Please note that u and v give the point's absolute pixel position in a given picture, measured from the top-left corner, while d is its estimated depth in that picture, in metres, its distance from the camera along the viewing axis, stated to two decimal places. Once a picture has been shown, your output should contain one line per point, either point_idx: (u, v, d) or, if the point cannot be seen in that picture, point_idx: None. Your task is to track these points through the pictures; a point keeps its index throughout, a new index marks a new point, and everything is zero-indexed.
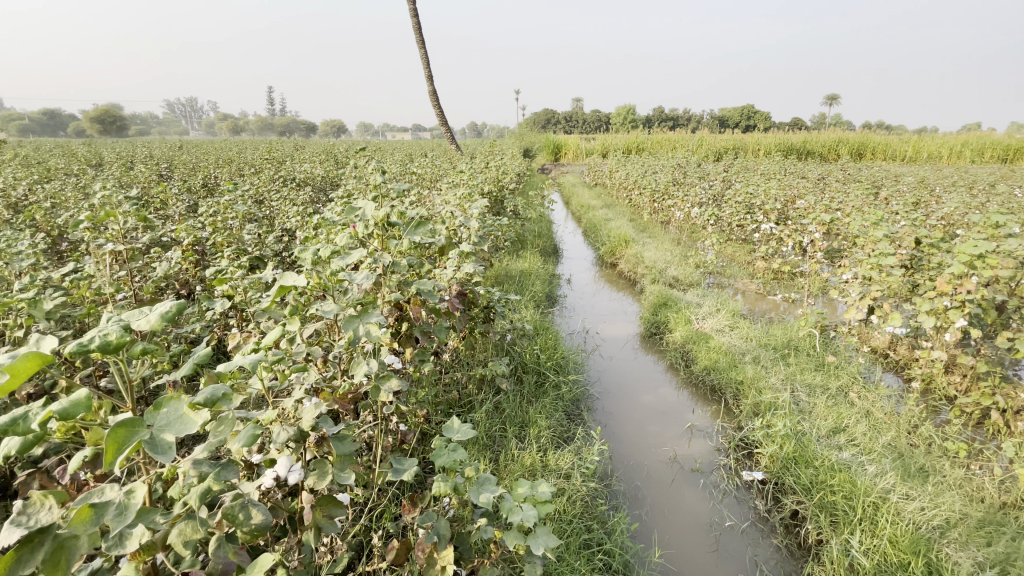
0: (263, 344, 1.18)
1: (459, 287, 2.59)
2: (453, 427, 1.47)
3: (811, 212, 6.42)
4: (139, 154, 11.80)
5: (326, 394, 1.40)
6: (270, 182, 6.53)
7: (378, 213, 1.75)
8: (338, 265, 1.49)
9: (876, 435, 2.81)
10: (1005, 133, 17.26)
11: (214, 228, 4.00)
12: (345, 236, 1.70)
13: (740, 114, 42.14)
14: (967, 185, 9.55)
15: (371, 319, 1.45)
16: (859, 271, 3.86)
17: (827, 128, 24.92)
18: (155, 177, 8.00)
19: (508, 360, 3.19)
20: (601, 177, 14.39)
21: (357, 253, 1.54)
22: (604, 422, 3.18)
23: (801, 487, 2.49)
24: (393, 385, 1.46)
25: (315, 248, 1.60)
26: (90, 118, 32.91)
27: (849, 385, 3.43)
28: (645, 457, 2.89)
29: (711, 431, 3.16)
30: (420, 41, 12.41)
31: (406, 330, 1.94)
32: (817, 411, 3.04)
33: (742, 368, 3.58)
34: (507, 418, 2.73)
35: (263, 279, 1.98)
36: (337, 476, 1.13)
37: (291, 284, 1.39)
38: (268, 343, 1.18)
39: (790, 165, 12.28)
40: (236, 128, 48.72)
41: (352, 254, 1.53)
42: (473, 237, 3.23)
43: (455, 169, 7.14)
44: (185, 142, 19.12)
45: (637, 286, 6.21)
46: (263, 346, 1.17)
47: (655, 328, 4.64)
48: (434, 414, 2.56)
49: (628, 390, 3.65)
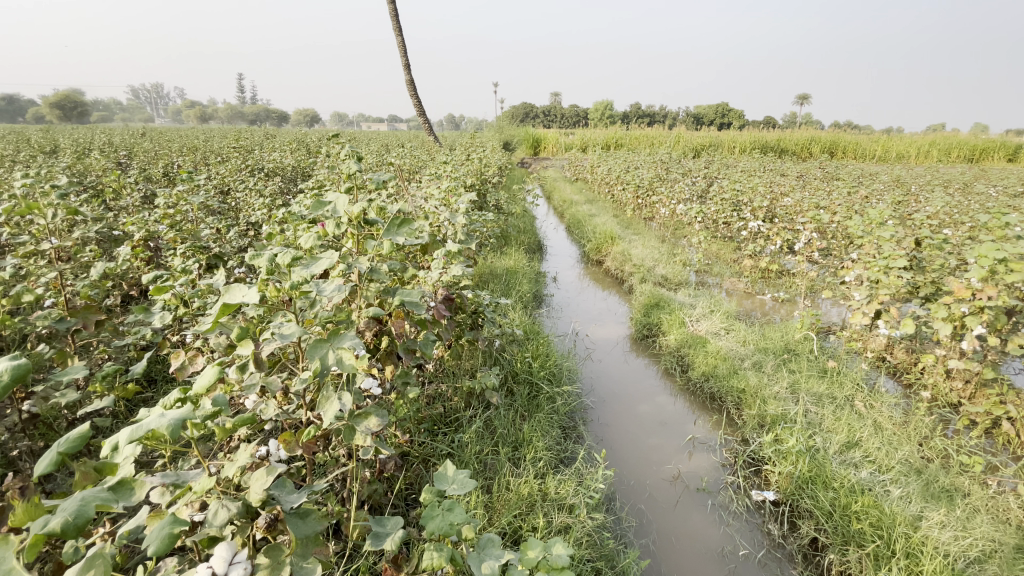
0: (193, 388, 0.86)
1: (446, 291, 2.31)
2: (448, 478, 1.21)
3: (799, 209, 6.31)
4: (94, 140, 11.06)
5: (287, 437, 1.19)
6: (235, 172, 6.07)
7: (354, 209, 1.44)
8: (301, 277, 1.18)
9: (891, 449, 2.64)
10: (969, 134, 17.73)
11: (168, 221, 3.59)
12: (312, 237, 1.39)
13: (716, 113, 43.03)
14: (942, 185, 9.69)
15: (343, 344, 1.15)
16: (862, 272, 3.71)
17: (800, 125, 25.26)
18: (108, 165, 7.41)
19: (498, 369, 2.91)
20: (581, 172, 14.17)
21: (326, 259, 1.24)
22: (601, 437, 2.93)
23: (821, 512, 2.31)
24: (370, 424, 1.19)
25: (272, 251, 1.29)
26: (47, 103, 31.21)
27: (854, 394, 3.26)
28: (646, 476, 2.65)
29: (715, 444, 2.95)
30: (397, 28, 11.98)
31: (387, 346, 1.65)
32: (826, 423, 2.85)
33: (743, 375, 3.38)
34: (499, 437, 2.46)
35: (214, 285, 1.65)
36: (297, 567, 0.86)
37: (238, 301, 1.09)
38: (203, 387, 0.87)
39: (769, 162, 12.32)
40: (204, 115, 46.80)
41: (319, 261, 1.23)
42: (460, 234, 2.94)
43: (435, 161, 6.80)
44: (145, 129, 18.06)
45: (625, 285, 5.99)
46: (194, 393, 0.86)
47: (647, 329, 4.42)
48: (418, 436, 2.28)
49: (624, 399, 3.41)
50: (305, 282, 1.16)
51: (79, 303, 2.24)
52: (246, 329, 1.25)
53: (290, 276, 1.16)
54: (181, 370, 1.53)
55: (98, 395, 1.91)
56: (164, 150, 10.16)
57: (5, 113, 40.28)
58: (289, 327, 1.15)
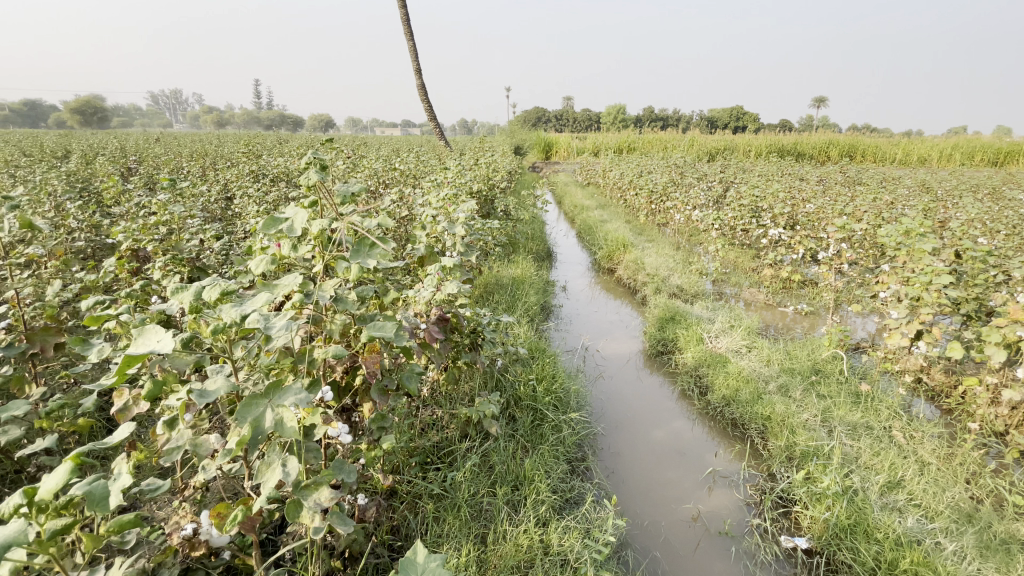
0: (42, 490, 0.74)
1: (439, 311, 2.08)
2: (416, 567, 0.97)
3: (822, 217, 5.99)
4: (105, 146, 11.03)
5: (219, 510, 0.98)
6: (238, 177, 5.92)
7: (316, 226, 1.21)
8: (233, 318, 0.94)
9: (938, 491, 2.34)
10: (993, 137, 17.11)
11: (156, 230, 3.41)
12: (264, 261, 1.16)
13: (730, 116, 42.54)
14: (970, 190, 9.23)
15: (283, 401, 0.92)
16: (898, 287, 3.41)
17: (817, 128, 24.73)
18: (115, 170, 7.35)
19: (499, 393, 2.67)
20: (593, 176, 13.89)
21: (265, 295, 1.00)
22: (611, 469, 2.68)
23: (861, 567, 2.04)
24: (321, 498, 0.97)
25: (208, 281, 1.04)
26: (68, 109, 31.77)
27: (890, 422, 2.97)
28: (661, 517, 2.39)
29: (738, 479, 2.66)
30: (408, 32, 11.87)
31: (360, 383, 1.42)
32: (863, 458, 2.57)
33: (768, 401, 3.10)
34: (497, 475, 2.21)
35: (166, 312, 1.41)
36: None
37: (145, 352, 0.86)
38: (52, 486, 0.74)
39: (785, 166, 11.94)
40: (221, 120, 47.32)
41: (261, 295, 1.00)
42: (459, 246, 2.72)
43: (442, 166, 6.61)
44: (159, 134, 18.21)
45: (638, 295, 5.72)
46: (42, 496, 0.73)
47: (661, 346, 4.15)
48: (405, 474, 2.04)
49: (636, 424, 3.15)
50: (241, 322, 0.93)
51: (40, 324, 2.05)
52: (168, 376, 1.02)
53: (220, 314, 0.93)
54: (124, 413, 1.18)
55: (50, 430, 1.71)
56: (175, 156, 10.16)
57: (30, 119, 41.16)
58: (215, 382, 0.92)
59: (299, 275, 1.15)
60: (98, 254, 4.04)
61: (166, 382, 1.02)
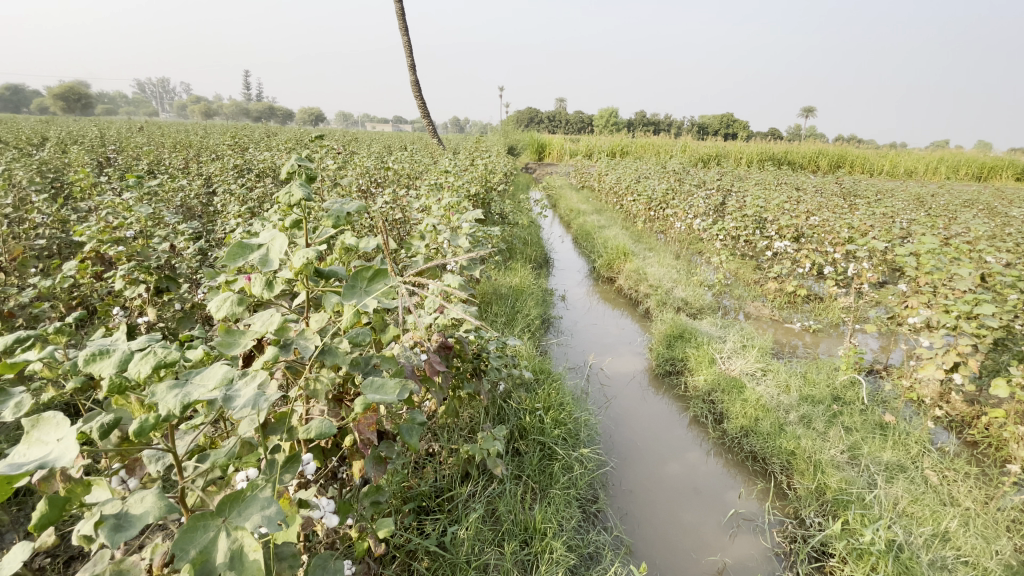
0: None
1: (441, 338, 1.80)
2: None
3: (829, 229, 5.79)
4: (83, 134, 10.52)
5: None
6: (218, 171, 5.54)
7: (299, 256, 0.89)
8: (169, 408, 0.64)
9: (987, 545, 2.13)
10: (980, 152, 17.21)
11: (123, 231, 3.08)
12: (229, 303, 0.88)
13: (720, 123, 42.77)
14: (966, 205, 9.14)
15: (244, 522, 0.65)
16: (928, 313, 3.19)
17: (804, 137, 24.86)
18: (92, 160, 6.93)
19: (504, 426, 2.40)
20: (589, 179, 13.64)
21: (218, 370, 0.72)
22: (625, 512, 2.42)
23: None
24: None
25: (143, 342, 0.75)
26: (53, 94, 30.99)
27: (921, 459, 2.75)
28: (684, 572, 2.13)
29: (764, 525, 2.42)
30: (404, 28, 11.56)
31: (352, 444, 1.13)
32: (901, 504, 2.35)
33: (791, 433, 2.88)
34: (504, 528, 1.95)
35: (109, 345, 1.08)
36: None
37: (31, 468, 0.57)
38: None
39: (782, 176, 11.74)
40: (208, 111, 46.56)
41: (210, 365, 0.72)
42: (461, 259, 2.46)
43: (437, 166, 6.30)
44: (147, 124, 17.67)
45: (640, 307, 5.49)
46: None
47: (669, 365, 3.90)
48: (398, 529, 1.76)
49: (648, 455, 2.89)
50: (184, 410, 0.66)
51: None
52: (75, 488, 0.69)
53: (150, 400, 0.65)
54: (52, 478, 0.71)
55: None
56: (156, 147, 9.70)
57: (9, 102, 39.87)
58: (143, 501, 0.63)
59: (276, 316, 0.91)
60: (64, 252, 3.69)
61: (70, 498, 0.69)
